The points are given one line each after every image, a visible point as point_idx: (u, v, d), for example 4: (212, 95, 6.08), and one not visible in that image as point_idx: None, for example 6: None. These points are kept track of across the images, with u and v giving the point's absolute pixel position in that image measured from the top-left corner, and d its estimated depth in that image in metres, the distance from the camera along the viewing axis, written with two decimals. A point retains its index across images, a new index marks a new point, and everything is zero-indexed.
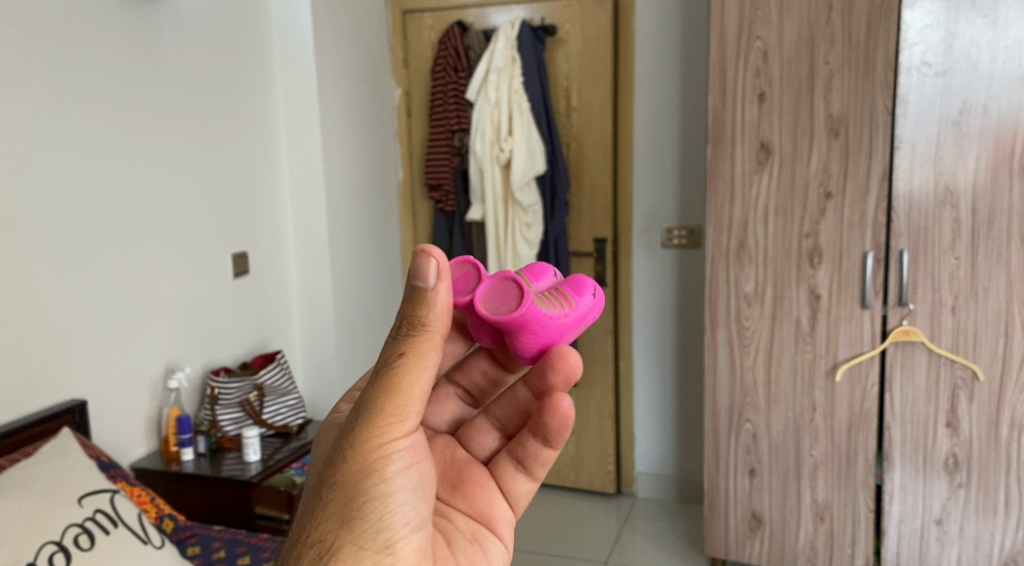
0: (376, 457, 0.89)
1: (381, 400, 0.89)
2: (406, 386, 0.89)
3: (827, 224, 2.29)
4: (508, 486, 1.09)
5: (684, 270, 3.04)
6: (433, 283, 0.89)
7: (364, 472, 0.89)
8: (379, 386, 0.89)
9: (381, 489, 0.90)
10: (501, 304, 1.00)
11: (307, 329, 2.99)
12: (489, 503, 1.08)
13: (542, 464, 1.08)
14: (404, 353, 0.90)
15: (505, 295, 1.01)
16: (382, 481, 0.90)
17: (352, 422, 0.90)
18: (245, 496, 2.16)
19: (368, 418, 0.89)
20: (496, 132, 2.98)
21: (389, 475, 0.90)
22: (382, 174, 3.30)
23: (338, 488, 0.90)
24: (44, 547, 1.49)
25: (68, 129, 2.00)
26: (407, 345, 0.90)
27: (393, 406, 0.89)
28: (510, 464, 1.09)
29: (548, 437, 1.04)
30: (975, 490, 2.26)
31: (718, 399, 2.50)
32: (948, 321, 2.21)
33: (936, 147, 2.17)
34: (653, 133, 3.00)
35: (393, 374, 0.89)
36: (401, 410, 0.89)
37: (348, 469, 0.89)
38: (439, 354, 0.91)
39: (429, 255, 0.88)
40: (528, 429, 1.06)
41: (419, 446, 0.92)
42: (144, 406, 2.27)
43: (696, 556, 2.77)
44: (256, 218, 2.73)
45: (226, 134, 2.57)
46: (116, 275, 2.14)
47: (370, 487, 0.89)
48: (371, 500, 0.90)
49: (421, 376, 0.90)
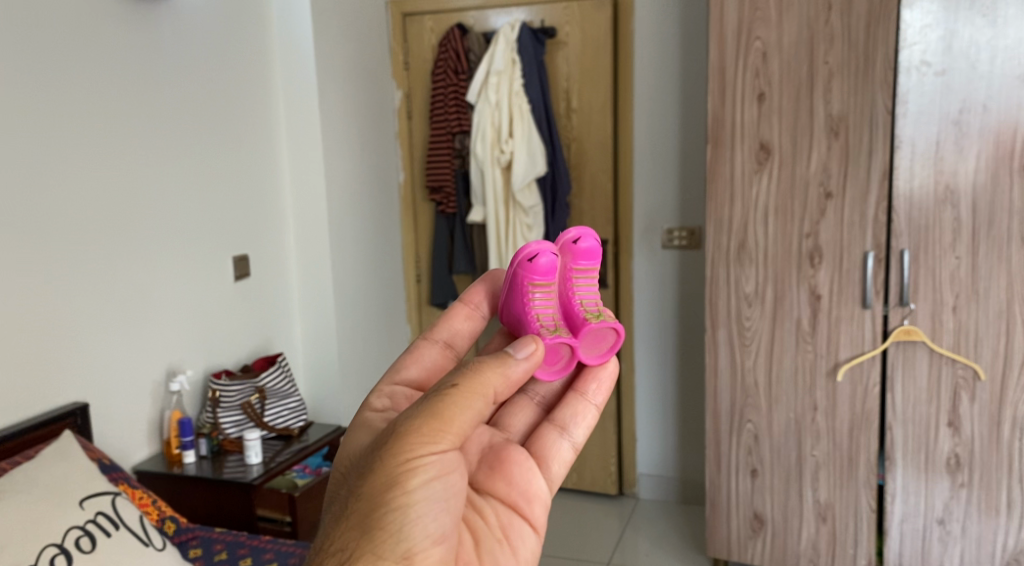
0: (399, 468, 0.91)
1: (420, 421, 0.92)
2: (444, 412, 0.92)
3: (827, 224, 2.29)
4: (548, 457, 1.13)
5: (685, 270, 3.04)
6: (521, 356, 1.00)
7: (390, 483, 0.91)
8: (420, 409, 0.93)
9: (403, 501, 0.91)
10: (599, 347, 1.15)
11: (309, 331, 2.99)
12: (526, 483, 1.10)
13: (585, 427, 1.15)
14: (454, 385, 0.94)
15: (600, 339, 1.14)
16: (404, 494, 0.91)
17: (388, 438, 0.93)
18: (246, 499, 2.16)
19: (400, 436, 0.92)
20: (497, 134, 2.98)
21: (412, 488, 0.91)
22: (383, 176, 3.31)
23: (362, 499, 0.91)
24: (45, 549, 1.49)
25: (67, 132, 2.00)
26: (456, 380, 0.95)
27: (427, 427, 0.92)
28: (549, 433, 1.14)
29: (592, 387, 1.16)
30: (977, 490, 2.25)
31: (719, 400, 2.49)
32: (949, 320, 2.21)
33: (936, 147, 2.16)
34: (653, 134, 3.00)
35: (438, 399, 0.93)
36: (437, 433, 0.92)
37: (373, 480, 0.91)
38: (487, 398, 0.95)
39: (534, 342, 1.02)
40: (574, 388, 1.17)
41: (449, 466, 0.93)
42: (146, 409, 2.27)
43: (698, 557, 2.77)
44: (258, 221, 2.74)
45: (227, 138, 2.58)
46: (117, 277, 2.14)
47: (392, 498, 0.90)
48: (393, 511, 0.90)
49: (462, 408, 0.93)
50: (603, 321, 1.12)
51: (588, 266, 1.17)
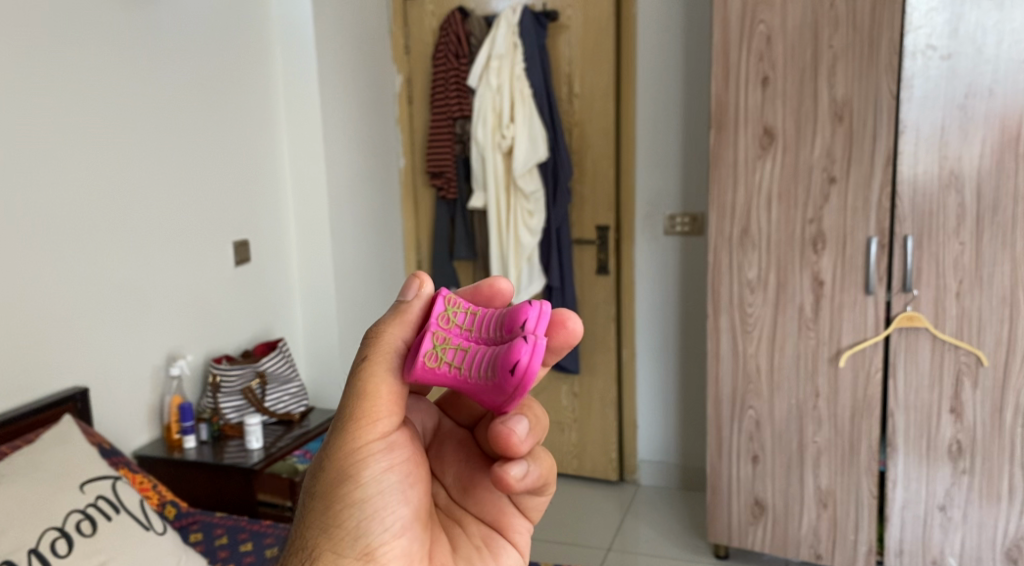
0: (352, 461, 0.91)
1: (352, 406, 0.90)
2: (374, 386, 0.90)
3: (830, 210, 2.28)
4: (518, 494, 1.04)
5: (686, 257, 3.03)
6: (411, 297, 0.94)
7: (341, 479, 0.91)
8: (348, 388, 0.91)
9: (360, 495, 0.91)
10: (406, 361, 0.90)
11: (310, 316, 2.99)
12: (499, 509, 1.04)
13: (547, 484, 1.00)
14: (367, 352, 0.91)
15: (412, 355, 0.90)
16: (359, 487, 0.91)
17: (329, 430, 0.92)
18: (247, 484, 2.16)
19: (342, 425, 0.91)
20: (498, 118, 2.96)
21: (366, 480, 0.91)
22: (384, 161, 3.29)
23: (316, 496, 0.91)
24: (46, 533, 1.49)
25: (65, 116, 1.98)
26: (366, 344, 0.91)
27: (364, 409, 0.91)
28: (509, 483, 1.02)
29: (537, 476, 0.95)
30: (978, 477, 2.25)
31: (720, 386, 2.49)
32: (952, 307, 2.20)
33: (941, 131, 2.15)
34: (655, 119, 2.99)
35: (358, 376, 0.90)
36: (374, 412, 0.91)
37: (328, 476, 0.91)
38: (403, 352, 0.92)
39: (418, 277, 0.95)
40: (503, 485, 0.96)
41: (400, 451, 0.93)
42: (147, 394, 2.27)
43: (698, 543, 2.77)
44: (258, 205, 2.73)
45: (227, 121, 2.57)
46: (115, 261, 2.13)
47: (348, 493, 0.91)
48: (348, 506, 0.91)
49: (385, 374, 0.91)
50: (423, 348, 0.88)
51: (499, 364, 0.85)
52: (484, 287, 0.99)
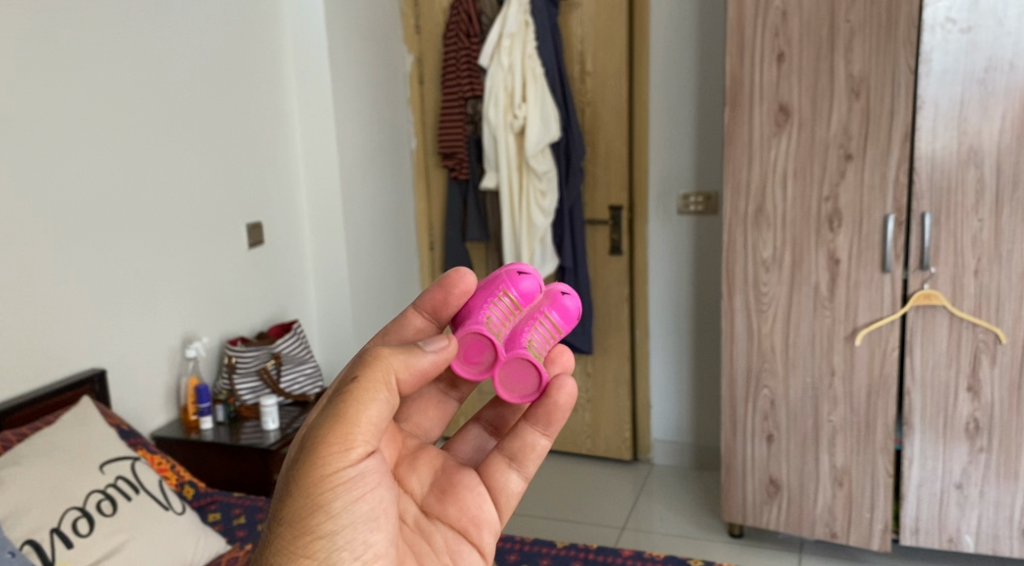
0: (321, 491, 0.85)
1: (327, 434, 0.85)
2: (353, 415, 0.86)
3: (847, 186, 2.25)
4: (497, 485, 1.04)
5: (700, 236, 3.01)
6: (431, 348, 0.92)
7: (310, 508, 0.85)
8: (326, 414, 0.86)
9: (329, 526, 0.86)
10: (516, 384, 1.01)
11: (323, 298, 2.99)
12: (476, 509, 1.03)
13: (536, 457, 1.05)
14: (353, 379, 0.87)
15: (521, 377, 1.01)
16: (330, 517, 0.86)
17: (299, 456, 0.86)
18: (264, 465, 2.17)
19: (313, 452, 0.85)
20: (510, 98, 2.94)
21: (338, 511, 0.86)
22: (395, 142, 3.28)
23: (284, 524, 0.85)
24: (67, 513, 1.51)
25: (75, 99, 1.98)
26: (356, 373, 0.87)
27: (341, 438, 0.85)
28: (498, 462, 1.05)
29: (548, 420, 1.03)
30: (995, 455, 2.25)
31: (735, 365, 2.48)
32: (970, 285, 2.19)
33: (960, 106, 2.13)
34: (668, 97, 2.96)
35: (340, 403, 0.86)
36: (349, 442, 0.86)
37: (296, 505, 0.85)
38: (390, 385, 0.89)
39: (447, 337, 0.94)
40: (528, 419, 1.04)
41: (373, 480, 0.88)
42: (163, 376, 2.28)
43: (714, 522, 2.78)
44: (270, 188, 2.72)
45: (238, 102, 2.56)
46: (129, 244, 2.13)
47: (317, 523, 0.85)
48: (317, 537, 0.85)
49: (368, 406, 0.86)
50: (534, 361, 1.00)
51: (562, 324, 1.05)
52: (449, 276, 1.02)
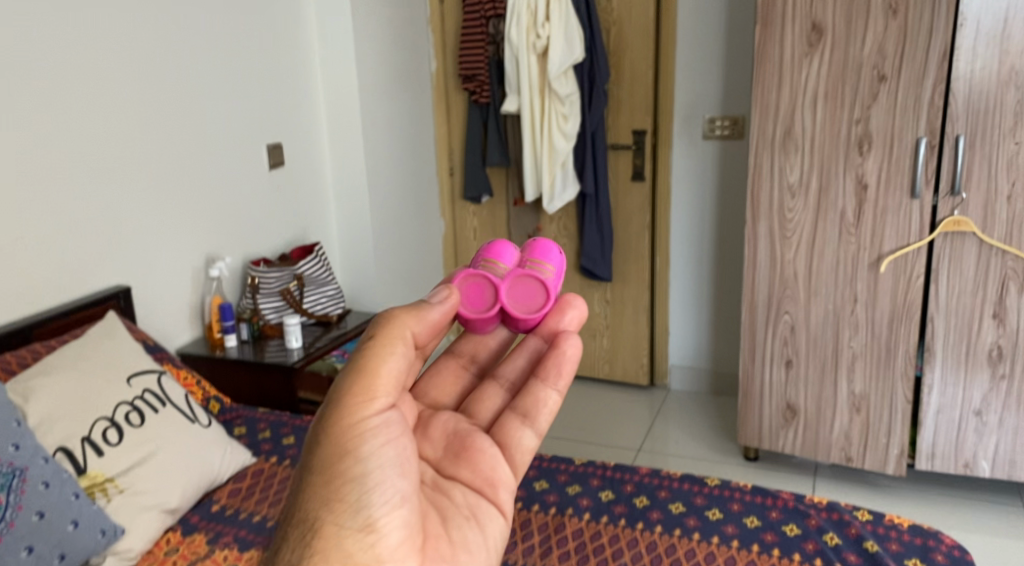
0: (347, 438, 0.89)
1: (350, 384, 0.90)
2: (373, 365, 0.91)
3: (878, 108, 2.19)
4: (511, 444, 1.03)
5: (725, 162, 2.96)
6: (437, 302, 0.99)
7: (339, 453, 0.89)
8: (348, 368, 0.91)
9: (357, 470, 0.89)
10: (529, 303, 1.10)
11: (343, 220, 2.99)
12: (489, 469, 1.01)
13: (549, 412, 1.03)
14: (371, 335, 0.92)
15: (530, 295, 1.11)
16: (358, 461, 0.89)
17: (326, 410, 0.91)
18: (288, 383, 2.21)
19: (337, 402, 0.90)
20: (533, 17, 2.85)
21: (366, 455, 0.89)
22: (415, 62, 3.22)
23: (315, 471, 0.89)
24: (97, 423, 1.54)
25: (90, 12, 1.94)
26: (373, 330, 0.92)
27: (363, 388, 0.90)
28: (513, 420, 1.04)
29: (554, 372, 1.03)
30: (1017, 382, 2.24)
31: (757, 291, 2.46)
32: (1003, 211, 2.14)
33: (1002, 25, 2.04)
34: (697, 16, 2.87)
35: (360, 356, 0.91)
36: (371, 391, 0.90)
37: (325, 452, 0.89)
38: (407, 339, 0.93)
39: (448, 289, 1.02)
40: (537, 375, 1.04)
41: (397, 429, 0.92)
42: (187, 295, 2.31)
43: (730, 446, 2.81)
44: (290, 109, 2.69)
45: (256, 20, 2.51)
46: (150, 162, 2.13)
47: (346, 467, 0.88)
48: (347, 480, 0.88)
49: (387, 357, 0.91)
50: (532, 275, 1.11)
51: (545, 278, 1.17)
52: None
